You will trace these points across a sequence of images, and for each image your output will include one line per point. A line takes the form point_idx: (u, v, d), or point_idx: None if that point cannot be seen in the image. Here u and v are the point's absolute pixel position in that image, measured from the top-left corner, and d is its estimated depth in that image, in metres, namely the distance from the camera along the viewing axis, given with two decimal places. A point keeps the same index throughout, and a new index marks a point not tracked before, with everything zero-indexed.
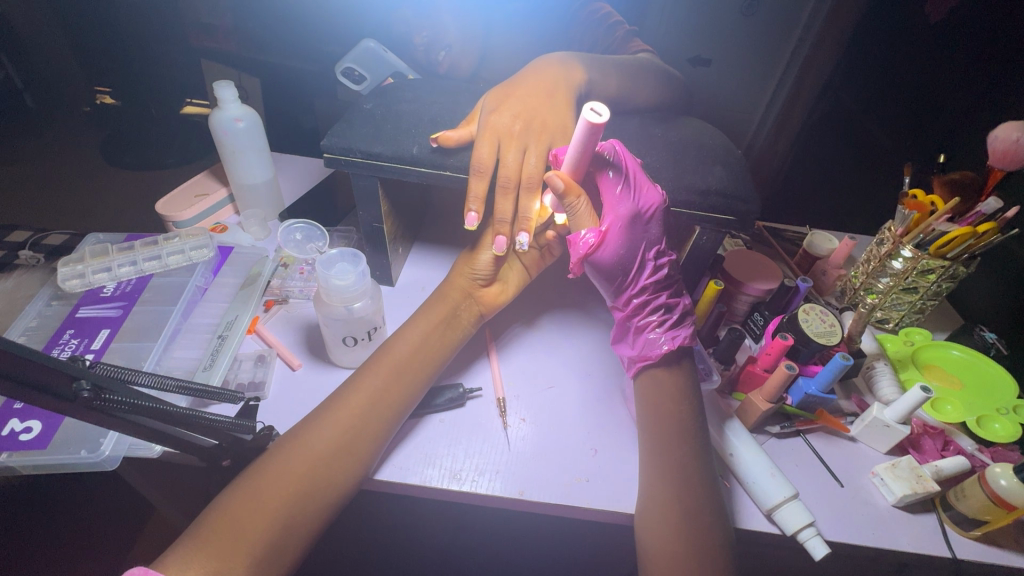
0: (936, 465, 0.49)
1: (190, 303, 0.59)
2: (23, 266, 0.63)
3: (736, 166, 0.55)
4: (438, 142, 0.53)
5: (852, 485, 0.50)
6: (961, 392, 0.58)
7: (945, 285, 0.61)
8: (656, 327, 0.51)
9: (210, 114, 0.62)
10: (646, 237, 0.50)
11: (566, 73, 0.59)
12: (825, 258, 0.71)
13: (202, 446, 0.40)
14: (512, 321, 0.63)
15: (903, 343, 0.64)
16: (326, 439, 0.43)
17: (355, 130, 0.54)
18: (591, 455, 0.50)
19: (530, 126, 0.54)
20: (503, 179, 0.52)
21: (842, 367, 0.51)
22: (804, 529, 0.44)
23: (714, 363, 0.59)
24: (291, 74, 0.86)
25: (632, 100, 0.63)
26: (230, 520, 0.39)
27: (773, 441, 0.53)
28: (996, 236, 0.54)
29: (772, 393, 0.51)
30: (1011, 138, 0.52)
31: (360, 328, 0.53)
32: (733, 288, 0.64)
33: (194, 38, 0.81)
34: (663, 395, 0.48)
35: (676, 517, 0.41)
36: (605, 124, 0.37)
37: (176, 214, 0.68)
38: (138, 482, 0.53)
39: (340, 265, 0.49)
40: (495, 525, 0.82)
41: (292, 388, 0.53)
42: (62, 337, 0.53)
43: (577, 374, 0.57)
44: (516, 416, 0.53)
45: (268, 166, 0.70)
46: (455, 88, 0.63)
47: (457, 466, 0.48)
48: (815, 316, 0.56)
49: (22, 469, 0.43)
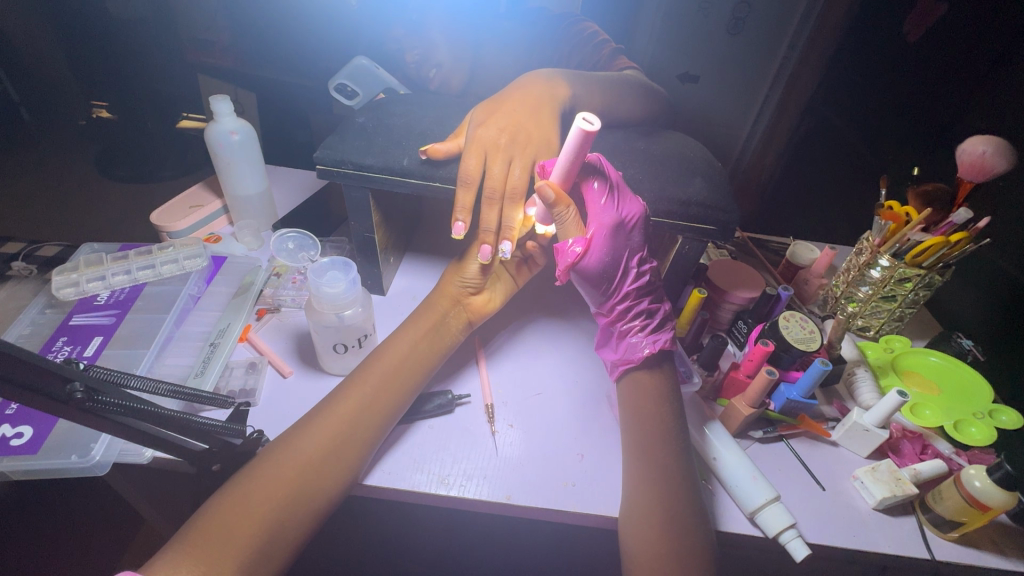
0: (913, 468, 0.51)
1: (182, 311, 0.60)
2: (15, 277, 0.63)
3: (716, 178, 0.57)
4: (428, 154, 0.54)
5: (833, 489, 0.51)
6: (939, 397, 0.59)
7: (922, 293, 0.62)
8: (638, 331, 0.53)
9: (205, 128, 0.64)
10: (630, 245, 0.52)
11: (551, 89, 0.61)
12: (806, 267, 0.73)
13: (191, 450, 0.41)
14: (501, 329, 0.64)
15: (883, 350, 0.65)
16: (315, 445, 0.44)
17: (348, 144, 0.56)
18: (578, 460, 0.50)
19: (516, 139, 0.56)
20: (490, 190, 0.54)
21: (822, 373, 0.52)
22: (786, 531, 0.45)
23: (698, 369, 0.60)
24: (286, 90, 0.88)
25: (617, 114, 0.65)
26: (219, 524, 0.39)
27: (756, 445, 0.54)
28: (969, 245, 0.55)
29: (754, 398, 0.52)
30: (978, 150, 0.54)
31: (350, 335, 0.53)
32: (716, 296, 0.66)
33: (192, 55, 0.83)
34: (647, 399, 0.49)
35: (659, 519, 0.42)
36: (597, 131, 0.38)
37: (170, 224, 0.69)
38: (126, 488, 0.54)
39: (332, 273, 0.50)
40: (488, 526, 0.82)
41: (282, 395, 0.54)
42: (56, 344, 0.53)
43: (565, 381, 0.58)
44: (504, 422, 0.53)
45: (263, 178, 0.72)
46: (444, 105, 0.65)
47: (446, 471, 0.48)
48: (796, 323, 0.58)
49: (13, 474, 0.43)
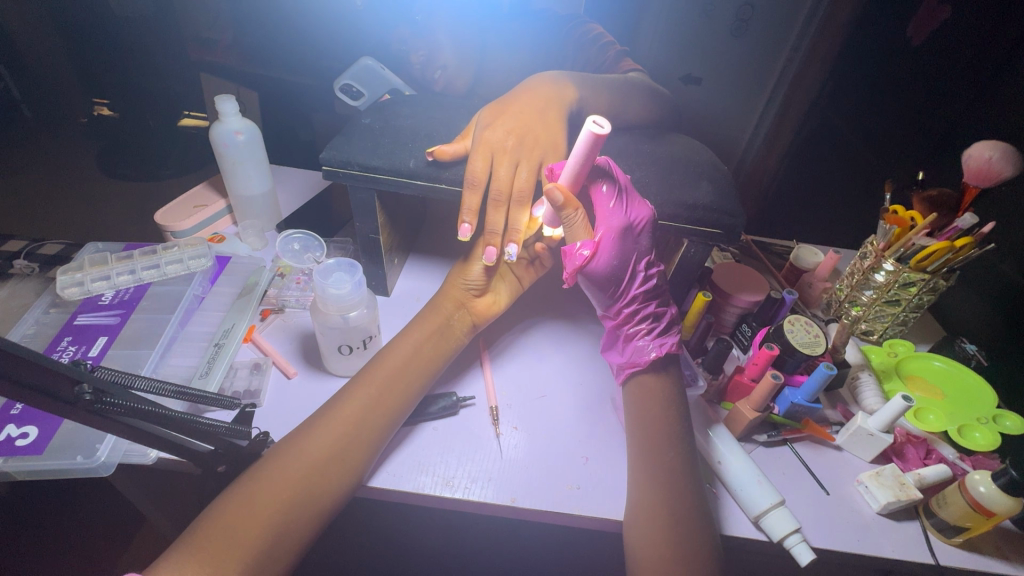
0: (918, 473, 0.51)
1: (187, 312, 0.60)
2: (17, 275, 0.63)
3: (722, 182, 0.57)
4: (434, 155, 0.54)
5: (837, 493, 0.51)
6: (943, 402, 0.59)
7: (926, 298, 0.63)
8: (644, 334, 0.53)
9: (210, 127, 0.64)
10: (637, 248, 0.52)
11: (557, 91, 0.61)
12: (810, 270, 0.73)
13: (197, 451, 0.41)
14: (505, 331, 0.64)
15: (887, 354, 0.65)
16: (321, 446, 0.44)
17: (353, 144, 0.56)
18: (583, 463, 0.50)
19: (523, 142, 0.56)
20: (496, 191, 0.54)
21: (827, 378, 0.52)
22: (790, 536, 0.45)
23: (702, 372, 0.60)
24: (289, 89, 0.88)
25: (622, 116, 0.65)
26: (224, 526, 0.39)
27: (760, 449, 0.54)
28: (974, 250, 0.55)
29: (759, 402, 0.52)
30: (984, 156, 0.54)
31: (355, 336, 0.53)
32: (721, 299, 0.66)
33: (194, 52, 0.82)
34: (653, 403, 0.49)
35: (663, 522, 0.42)
36: (607, 135, 0.38)
37: (174, 223, 0.69)
38: (130, 488, 0.53)
39: (337, 275, 0.50)
40: (490, 528, 0.82)
41: (285, 396, 0.53)
42: (60, 344, 0.53)
43: (570, 383, 0.58)
44: (509, 425, 0.53)
45: (267, 178, 0.72)
46: (449, 106, 0.65)
47: (450, 473, 0.48)
48: (800, 327, 0.58)
49: (17, 474, 0.43)
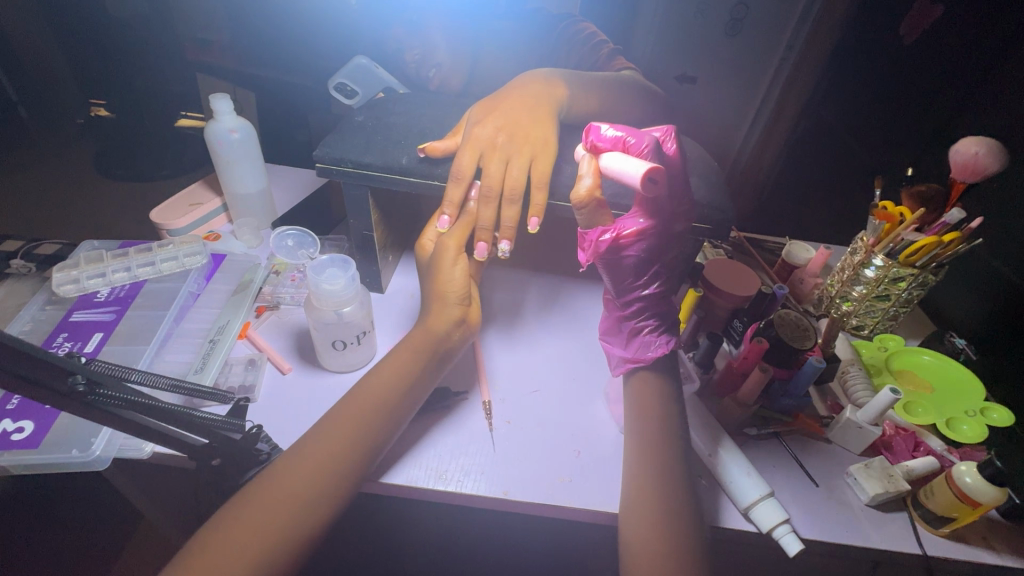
0: (907, 465, 0.51)
1: (182, 308, 0.61)
2: (13, 275, 0.63)
3: (712, 178, 0.58)
4: (426, 152, 0.55)
5: (827, 485, 0.52)
6: (932, 395, 0.60)
7: (915, 293, 0.63)
8: (650, 330, 0.53)
9: (205, 126, 0.64)
10: (666, 247, 0.51)
11: (549, 89, 0.62)
12: (802, 267, 0.74)
13: (192, 444, 0.40)
14: (499, 326, 0.65)
15: (877, 349, 0.66)
16: (318, 450, 0.43)
17: (346, 142, 0.57)
18: (575, 456, 0.51)
19: (514, 137, 0.56)
20: (485, 186, 0.54)
21: (815, 370, 0.53)
22: (779, 526, 0.46)
23: (693, 367, 0.61)
24: (286, 89, 0.89)
25: (614, 114, 0.66)
26: (221, 537, 0.38)
27: (751, 443, 0.55)
28: (961, 245, 0.56)
29: (749, 395, 0.53)
30: (971, 151, 0.55)
31: (348, 332, 0.54)
32: (712, 295, 0.66)
33: (191, 53, 0.83)
34: (643, 396, 0.50)
35: (653, 514, 0.43)
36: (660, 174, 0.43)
37: (170, 222, 0.69)
38: (124, 483, 0.54)
39: (331, 271, 0.51)
40: (485, 526, 0.82)
41: (279, 391, 0.54)
42: (57, 340, 0.54)
43: (562, 377, 0.59)
44: (502, 418, 0.54)
45: (262, 176, 0.72)
46: (443, 105, 0.66)
47: (444, 467, 0.49)
48: (790, 321, 0.59)
49: (12, 469, 0.44)
